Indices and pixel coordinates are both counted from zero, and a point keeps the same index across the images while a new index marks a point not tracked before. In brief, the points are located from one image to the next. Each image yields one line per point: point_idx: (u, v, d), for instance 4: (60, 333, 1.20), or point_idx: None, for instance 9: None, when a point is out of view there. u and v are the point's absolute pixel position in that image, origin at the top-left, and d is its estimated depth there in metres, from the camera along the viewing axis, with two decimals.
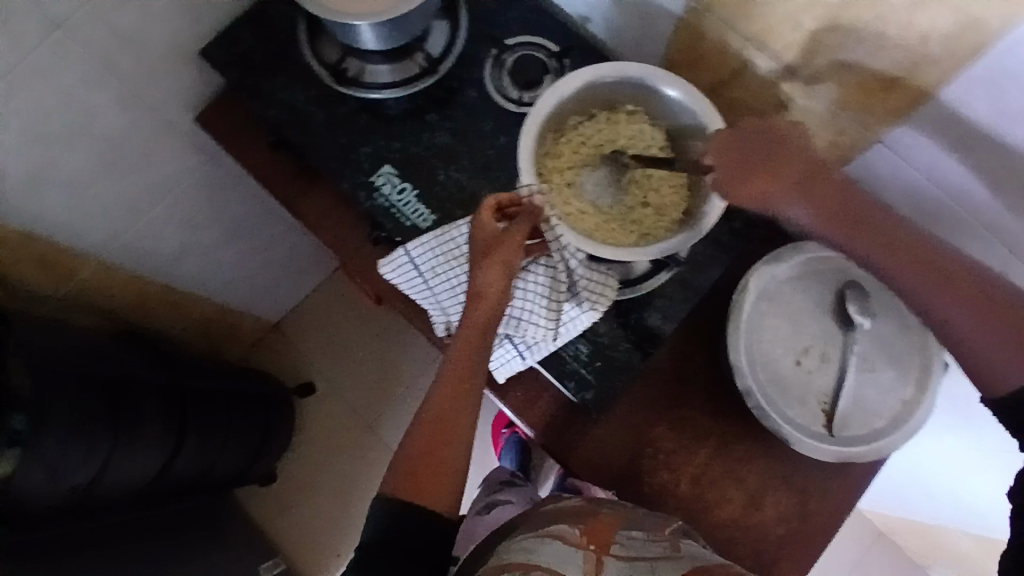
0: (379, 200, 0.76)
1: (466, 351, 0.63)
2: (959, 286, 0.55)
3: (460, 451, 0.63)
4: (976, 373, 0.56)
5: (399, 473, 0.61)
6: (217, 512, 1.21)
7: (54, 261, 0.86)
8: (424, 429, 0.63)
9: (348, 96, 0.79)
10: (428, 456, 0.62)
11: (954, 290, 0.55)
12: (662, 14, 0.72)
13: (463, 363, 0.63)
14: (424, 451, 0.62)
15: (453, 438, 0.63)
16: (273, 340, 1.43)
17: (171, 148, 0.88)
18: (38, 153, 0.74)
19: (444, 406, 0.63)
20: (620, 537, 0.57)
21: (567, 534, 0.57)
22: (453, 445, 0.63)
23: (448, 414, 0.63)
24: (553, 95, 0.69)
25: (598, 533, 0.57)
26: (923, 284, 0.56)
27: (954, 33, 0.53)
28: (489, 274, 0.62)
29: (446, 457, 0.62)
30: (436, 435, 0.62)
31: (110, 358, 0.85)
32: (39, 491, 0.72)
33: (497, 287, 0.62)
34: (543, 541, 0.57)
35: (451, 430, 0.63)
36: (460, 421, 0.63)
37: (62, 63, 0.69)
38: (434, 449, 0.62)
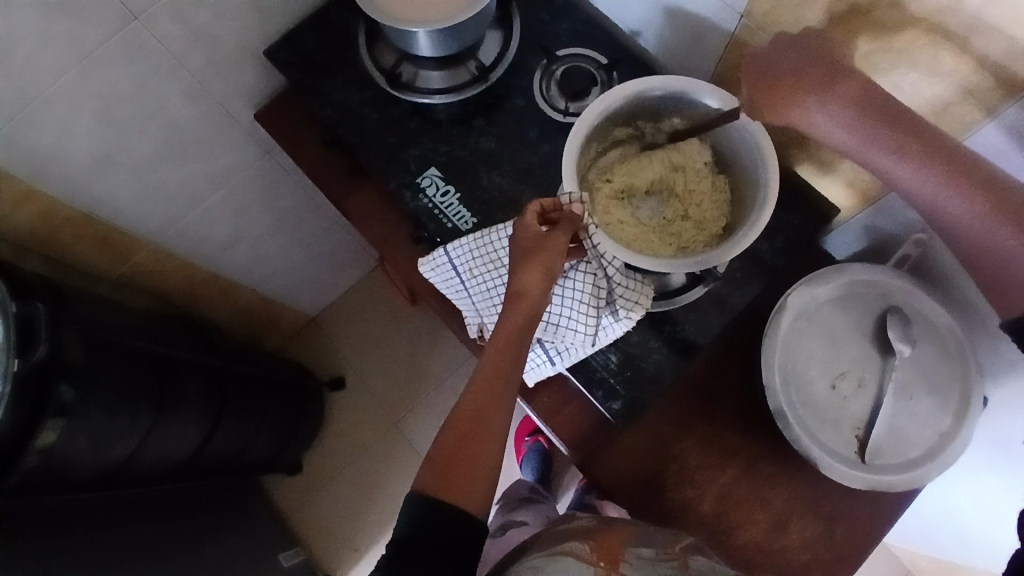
0: (422, 201, 0.79)
1: (503, 347, 0.63)
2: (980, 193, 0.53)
3: (490, 453, 0.61)
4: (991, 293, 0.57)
5: (427, 470, 0.60)
6: (247, 500, 1.24)
7: (111, 241, 0.90)
8: (456, 428, 0.61)
9: (401, 100, 0.81)
10: (459, 455, 0.60)
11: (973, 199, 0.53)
12: (713, 31, 0.73)
13: (499, 362, 0.63)
14: (454, 449, 0.60)
15: (486, 438, 0.61)
16: (312, 333, 1.47)
17: (231, 141, 0.92)
18: (108, 136, 0.78)
19: (479, 402, 0.62)
20: (630, 554, 0.56)
21: (579, 551, 0.57)
22: (485, 444, 0.61)
23: (481, 411, 0.62)
24: (599, 104, 0.69)
25: (609, 550, 0.57)
26: (948, 196, 0.54)
27: (1008, 59, 0.53)
28: (529, 274, 0.63)
29: (478, 456, 0.60)
30: (468, 434, 0.61)
31: (158, 339, 0.89)
32: (81, 460, 0.75)
33: (537, 288, 0.62)
34: (554, 558, 0.56)
35: (484, 430, 0.61)
36: (493, 423, 0.62)
37: (138, 54, 0.73)
38: (467, 448, 0.61)
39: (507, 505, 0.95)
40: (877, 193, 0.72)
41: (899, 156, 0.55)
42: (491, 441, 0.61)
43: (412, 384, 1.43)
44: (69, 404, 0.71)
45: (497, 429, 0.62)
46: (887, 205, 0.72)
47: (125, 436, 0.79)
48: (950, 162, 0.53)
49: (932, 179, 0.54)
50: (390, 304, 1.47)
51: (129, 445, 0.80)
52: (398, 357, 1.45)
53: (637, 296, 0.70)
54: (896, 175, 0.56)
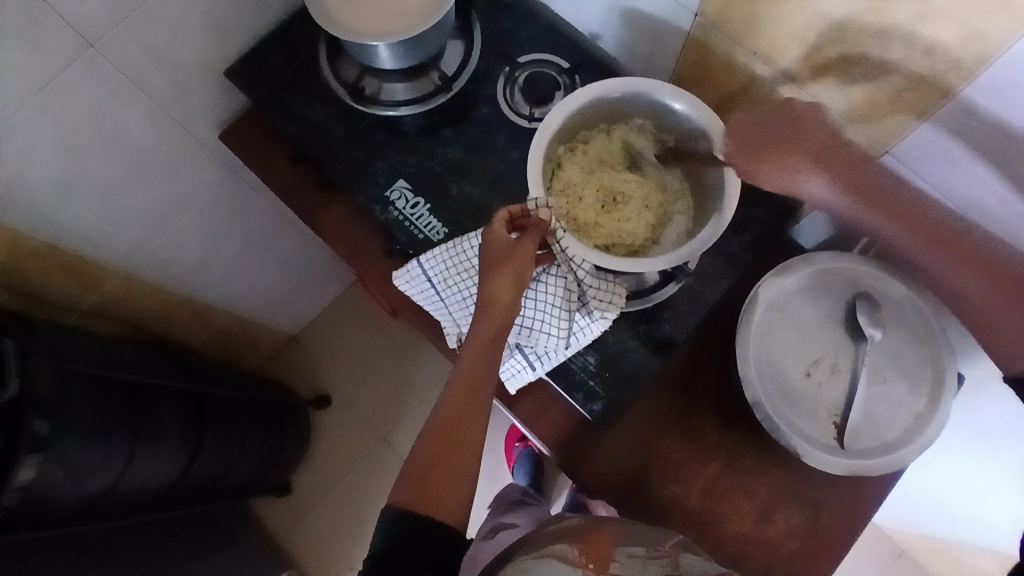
0: (392, 213, 0.79)
1: (475, 359, 0.63)
2: (965, 257, 0.56)
3: (467, 462, 0.61)
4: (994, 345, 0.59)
5: (404, 485, 0.60)
6: (232, 525, 1.22)
7: (81, 269, 0.88)
8: (432, 440, 0.62)
9: (366, 114, 0.81)
10: (436, 466, 0.60)
11: (960, 262, 0.56)
12: (670, 30, 0.74)
13: (472, 374, 0.63)
14: (430, 462, 0.61)
15: (461, 451, 0.62)
16: (294, 351, 1.46)
17: (197, 163, 0.92)
18: (70, 165, 0.76)
19: (454, 415, 0.62)
20: (620, 554, 0.56)
21: (565, 554, 0.56)
22: (460, 456, 0.61)
23: (457, 422, 0.62)
24: (561, 110, 0.69)
25: (597, 553, 0.56)
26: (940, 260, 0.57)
27: (959, 44, 0.52)
28: (500, 284, 0.62)
29: (454, 468, 0.61)
30: (444, 447, 0.61)
31: (132, 365, 0.88)
32: (60, 495, 0.74)
33: (507, 297, 0.62)
34: (541, 560, 0.56)
35: (459, 444, 0.62)
36: (468, 435, 0.62)
37: (96, 79, 0.72)
38: (443, 459, 0.61)
39: (497, 509, 0.95)
40: None
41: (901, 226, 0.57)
42: (467, 452, 0.62)
43: (398, 396, 1.43)
44: (45, 438, 0.70)
45: (472, 439, 0.62)
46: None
47: (104, 467, 0.78)
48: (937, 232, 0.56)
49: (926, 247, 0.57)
50: (370, 318, 1.47)
51: (108, 476, 0.79)
52: (382, 369, 1.44)
53: (611, 295, 0.70)
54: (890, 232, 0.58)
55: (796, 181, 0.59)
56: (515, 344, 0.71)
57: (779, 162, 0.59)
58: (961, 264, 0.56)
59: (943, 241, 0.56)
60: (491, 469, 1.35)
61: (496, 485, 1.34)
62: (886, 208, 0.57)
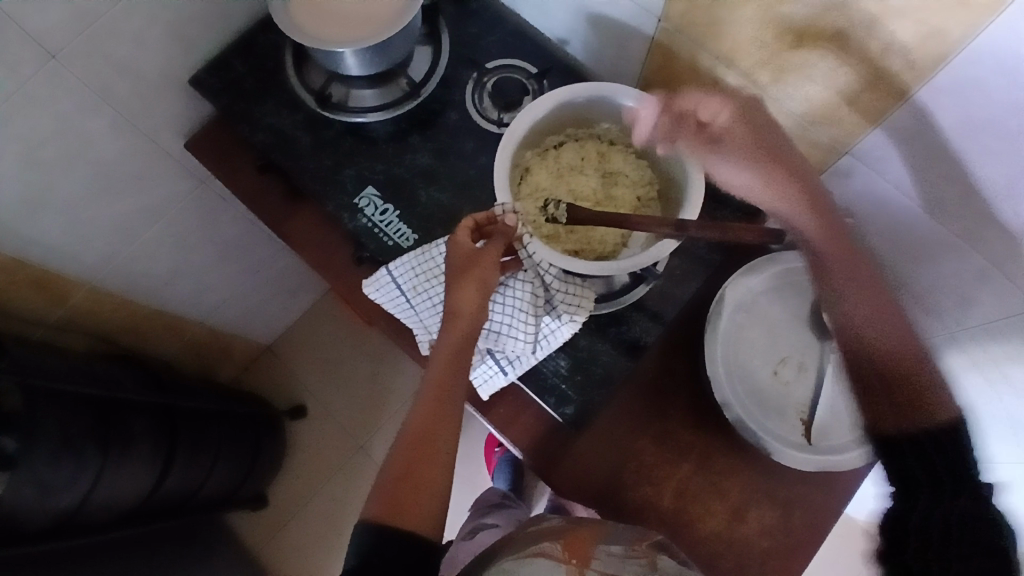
0: (361, 221, 0.78)
1: (446, 366, 0.63)
2: (895, 319, 0.60)
3: (439, 470, 0.61)
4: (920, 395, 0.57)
5: (377, 498, 0.60)
6: (208, 540, 1.21)
7: (48, 284, 0.86)
8: (404, 451, 0.62)
9: (334, 120, 0.81)
10: (408, 477, 0.60)
11: (893, 319, 0.59)
12: (634, 34, 0.74)
13: (442, 381, 0.63)
14: (402, 473, 0.61)
15: (433, 460, 0.61)
16: (267, 361, 1.45)
17: (163, 173, 0.91)
18: (34, 179, 0.75)
19: (424, 424, 0.62)
20: (600, 551, 0.56)
21: (549, 551, 0.56)
22: (432, 464, 0.61)
23: (428, 431, 0.62)
24: (528, 116, 0.69)
25: (579, 548, 0.56)
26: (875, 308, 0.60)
27: (914, 45, 0.53)
28: (465, 291, 0.63)
29: (426, 477, 0.61)
30: (415, 457, 0.61)
31: (102, 379, 0.86)
32: (27, 510, 0.72)
33: (471, 304, 0.63)
34: (524, 560, 0.55)
35: (430, 454, 0.61)
36: (437, 447, 0.62)
37: (60, 90, 0.71)
38: (415, 470, 0.61)
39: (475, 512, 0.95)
40: None
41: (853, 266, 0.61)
42: (438, 463, 0.62)
43: (375, 404, 1.42)
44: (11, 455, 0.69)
45: (443, 447, 0.62)
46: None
47: (74, 483, 0.77)
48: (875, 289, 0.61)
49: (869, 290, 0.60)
50: (346, 325, 1.46)
51: (79, 492, 0.78)
52: (359, 377, 1.44)
53: (579, 298, 0.70)
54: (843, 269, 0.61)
55: (786, 207, 0.63)
56: (486, 347, 0.72)
57: (764, 165, 0.63)
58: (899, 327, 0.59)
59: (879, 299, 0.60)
60: (470, 474, 1.34)
61: (476, 490, 1.33)
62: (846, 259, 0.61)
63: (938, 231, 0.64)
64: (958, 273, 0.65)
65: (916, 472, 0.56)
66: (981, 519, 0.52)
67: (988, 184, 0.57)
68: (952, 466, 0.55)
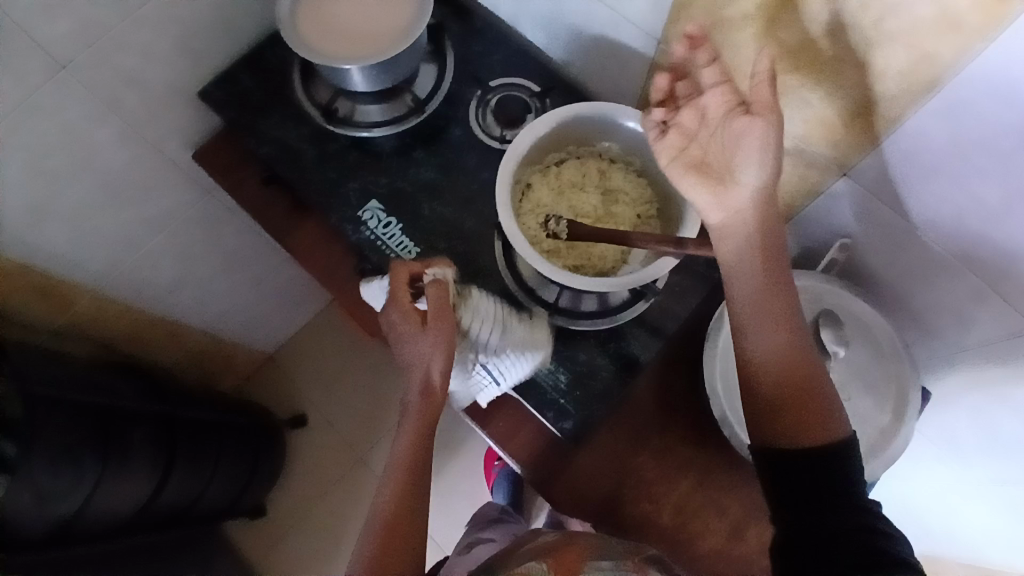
0: (365, 233, 0.79)
1: (412, 428, 0.66)
2: (786, 331, 0.59)
3: (417, 531, 0.63)
4: (806, 419, 0.57)
5: (359, 566, 0.60)
6: (205, 550, 1.20)
7: (52, 290, 0.87)
8: (380, 519, 0.63)
9: (339, 135, 0.83)
10: (385, 540, 0.61)
11: (781, 332, 0.59)
12: (635, 55, 0.75)
13: (410, 445, 0.66)
14: (381, 539, 0.61)
15: (409, 521, 0.62)
16: (269, 371, 1.45)
17: (169, 183, 0.92)
18: (41, 186, 0.76)
19: (398, 489, 0.63)
20: (589, 567, 0.55)
21: (536, 569, 0.55)
22: (408, 525, 0.62)
23: (400, 497, 0.63)
24: (529, 134, 0.71)
25: (566, 566, 0.55)
26: (765, 318, 0.59)
27: (907, 69, 0.54)
28: (431, 359, 0.64)
29: (404, 536, 0.62)
30: (392, 521, 0.62)
31: (104, 388, 0.87)
32: (23, 517, 0.73)
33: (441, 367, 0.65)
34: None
35: (406, 516, 0.62)
36: (415, 508, 0.63)
37: (69, 101, 0.72)
38: (393, 532, 0.61)
39: (474, 527, 0.95)
40: (799, 205, 0.74)
41: (753, 270, 0.59)
42: (416, 527, 0.63)
43: (375, 416, 1.42)
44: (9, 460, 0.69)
45: (418, 510, 0.63)
46: (804, 220, 0.75)
47: (72, 491, 0.77)
48: (770, 298, 0.59)
49: (759, 302, 0.59)
50: (347, 337, 1.47)
51: (76, 499, 0.78)
52: (360, 388, 1.44)
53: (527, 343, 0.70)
54: (738, 275, 0.60)
55: (739, 202, 0.59)
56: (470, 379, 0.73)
57: (758, 164, 0.57)
58: (783, 340, 0.59)
59: (776, 309, 0.59)
60: (469, 488, 1.34)
61: (474, 504, 1.33)
62: (742, 262, 0.59)
63: (937, 252, 0.64)
64: (957, 293, 0.66)
65: (789, 496, 0.56)
66: (865, 530, 0.52)
67: (982, 206, 0.57)
68: (828, 475, 0.55)
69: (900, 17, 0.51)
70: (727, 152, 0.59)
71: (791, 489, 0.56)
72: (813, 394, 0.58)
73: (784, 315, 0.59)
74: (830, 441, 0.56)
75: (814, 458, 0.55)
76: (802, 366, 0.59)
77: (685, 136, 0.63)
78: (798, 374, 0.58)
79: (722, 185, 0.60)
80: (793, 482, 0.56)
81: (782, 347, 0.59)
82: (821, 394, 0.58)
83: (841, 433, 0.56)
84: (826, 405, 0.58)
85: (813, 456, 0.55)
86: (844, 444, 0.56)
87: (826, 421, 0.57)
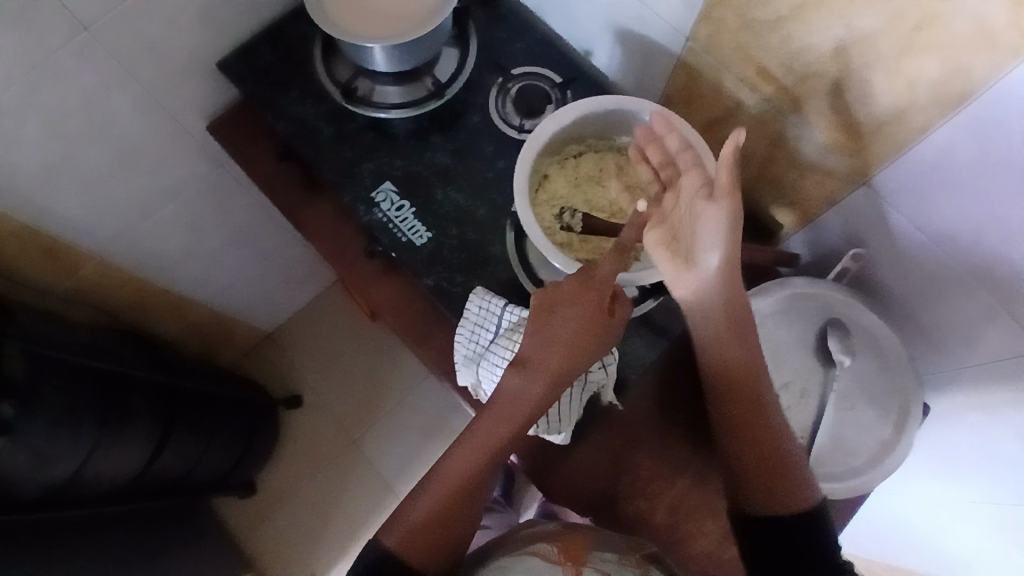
0: (377, 215, 0.79)
1: (507, 417, 0.62)
2: (738, 346, 0.62)
3: (477, 504, 0.63)
4: (779, 486, 0.60)
5: (407, 527, 0.60)
6: (193, 523, 1.20)
7: (60, 253, 0.86)
8: (443, 486, 0.62)
9: (357, 115, 0.82)
10: (442, 510, 0.61)
11: (736, 346, 0.62)
12: (661, 52, 0.75)
13: (492, 434, 0.62)
14: (440, 508, 0.61)
15: (472, 496, 0.62)
16: (267, 349, 1.45)
17: (182, 152, 0.91)
18: (56, 147, 0.75)
19: (469, 467, 0.62)
20: (595, 556, 0.56)
21: (544, 550, 0.57)
22: (472, 499, 0.62)
23: (467, 473, 0.62)
24: (553, 122, 0.72)
25: (575, 550, 0.57)
26: (718, 331, 0.61)
27: (940, 81, 0.54)
28: (555, 359, 0.61)
29: (462, 513, 0.61)
30: (456, 494, 0.61)
31: (107, 355, 0.87)
32: (20, 478, 0.72)
33: (558, 370, 0.61)
34: (520, 557, 0.56)
35: (470, 493, 0.62)
36: (481, 489, 0.63)
37: (90, 63, 0.72)
38: (453, 504, 0.61)
39: None
40: (815, 211, 0.74)
41: (711, 292, 0.59)
42: (475, 505, 0.62)
43: (371, 399, 1.42)
44: None
45: (482, 492, 0.63)
46: (818, 226, 0.75)
47: (67, 455, 0.76)
48: (729, 314, 0.60)
49: (710, 314, 0.61)
50: (348, 319, 1.47)
51: (71, 463, 0.77)
52: (357, 371, 1.44)
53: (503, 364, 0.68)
54: (693, 292, 0.60)
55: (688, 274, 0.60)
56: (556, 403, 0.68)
57: (727, 233, 0.56)
58: (733, 349, 0.62)
59: (732, 319, 0.61)
60: None
61: None
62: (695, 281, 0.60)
63: (950, 266, 0.64)
64: (969, 313, 0.66)
65: (760, 553, 0.60)
66: None
67: (1001, 223, 0.57)
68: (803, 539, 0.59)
69: (937, 29, 0.51)
70: (696, 232, 0.58)
71: (763, 545, 0.60)
72: (773, 445, 0.61)
73: (740, 330, 0.61)
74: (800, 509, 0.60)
75: (787, 523, 0.60)
76: (761, 403, 0.62)
77: (660, 215, 0.62)
78: (761, 399, 0.62)
79: (686, 263, 0.60)
80: (764, 545, 0.60)
81: (732, 358, 0.62)
82: (778, 437, 0.61)
83: (809, 500, 0.61)
84: (797, 475, 0.61)
85: (782, 520, 0.60)
86: (813, 512, 0.60)
87: (797, 488, 0.61)
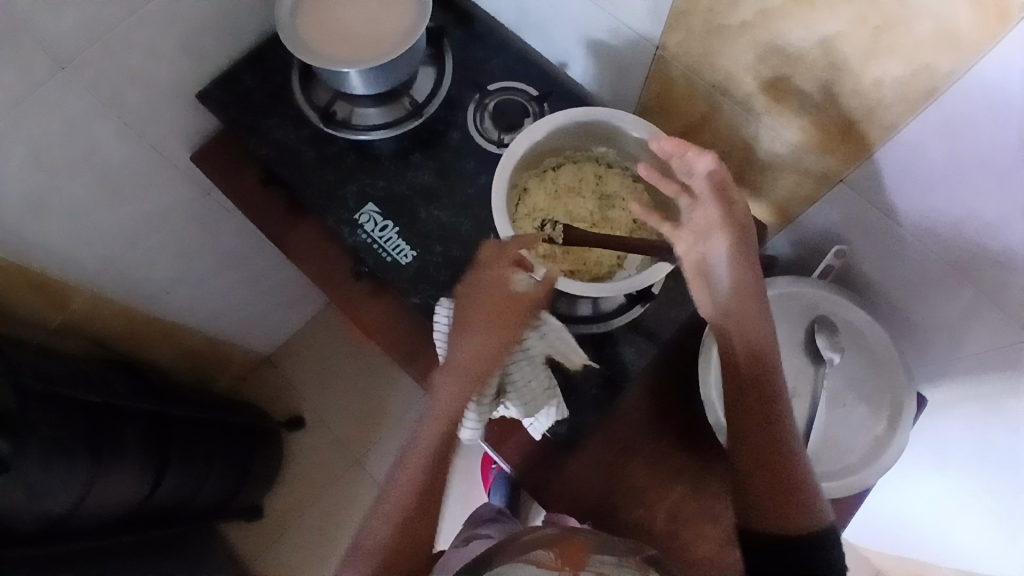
0: (361, 236, 0.79)
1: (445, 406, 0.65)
2: (756, 365, 0.62)
3: (438, 495, 0.65)
4: (784, 501, 0.58)
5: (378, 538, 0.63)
6: (195, 548, 1.20)
7: (50, 288, 0.87)
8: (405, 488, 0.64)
9: (338, 138, 0.83)
10: (407, 510, 0.63)
11: (750, 363, 0.62)
12: (633, 62, 0.76)
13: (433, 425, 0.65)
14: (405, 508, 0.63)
15: (433, 489, 0.64)
16: (265, 372, 1.45)
17: (167, 181, 0.92)
18: (40, 182, 0.76)
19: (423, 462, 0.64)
20: (594, 560, 0.56)
21: (541, 558, 0.56)
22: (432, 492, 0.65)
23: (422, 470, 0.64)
24: (526, 138, 0.72)
25: (574, 555, 0.56)
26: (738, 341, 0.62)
27: (905, 78, 0.54)
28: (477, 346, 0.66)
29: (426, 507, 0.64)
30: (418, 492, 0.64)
31: (100, 388, 0.87)
32: (15, 513, 0.72)
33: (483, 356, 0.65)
34: (517, 565, 0.56)
35: (430, 487, 0.64)
36: (439, 480, 0.65)
37: (69, 99, 0.73)
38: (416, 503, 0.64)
39: (474, 521, 0.96)
40: (795, 211, 0.74)
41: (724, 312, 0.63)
42: (436, 499, 0.65)
43: (371, 417, 1.42)
44: None
45: (440, 483, 0.65)
46: (801, 226, 0.75)
47: (63, 488, 0.77)
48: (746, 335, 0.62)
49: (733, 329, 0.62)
50: (343, 338, 1.47)
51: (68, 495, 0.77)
52: (355, 389, 1.44)
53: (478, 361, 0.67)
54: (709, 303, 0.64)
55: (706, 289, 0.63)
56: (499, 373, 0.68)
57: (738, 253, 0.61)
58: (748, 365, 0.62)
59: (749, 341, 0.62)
60: (464, 489, 1.34)
61: (471, 504, 1.32)
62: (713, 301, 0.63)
63: (930, 259, 0.64)
64: (954, 306, 0.66)
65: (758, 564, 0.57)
66: None
67: (976, 215, 0.58)
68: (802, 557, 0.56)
69: (897, 28, 0.51)
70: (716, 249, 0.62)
71: (759, 551, 0.58)
72: (783, 461, 0.60)
73: (758, 351, 0.62)
74: (800, 528, 0.57)
75: (790, 543, 0.57)
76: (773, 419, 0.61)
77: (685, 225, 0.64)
78: (772, 413, 0.61)
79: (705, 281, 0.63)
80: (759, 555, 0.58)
81: (746, 374, 0.62)
82: (786, 453, 0.60)
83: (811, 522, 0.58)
84: (803, 494, 0.59)
85: (784, 532, 0.57)
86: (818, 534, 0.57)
87: (801, 506, 0.58)
